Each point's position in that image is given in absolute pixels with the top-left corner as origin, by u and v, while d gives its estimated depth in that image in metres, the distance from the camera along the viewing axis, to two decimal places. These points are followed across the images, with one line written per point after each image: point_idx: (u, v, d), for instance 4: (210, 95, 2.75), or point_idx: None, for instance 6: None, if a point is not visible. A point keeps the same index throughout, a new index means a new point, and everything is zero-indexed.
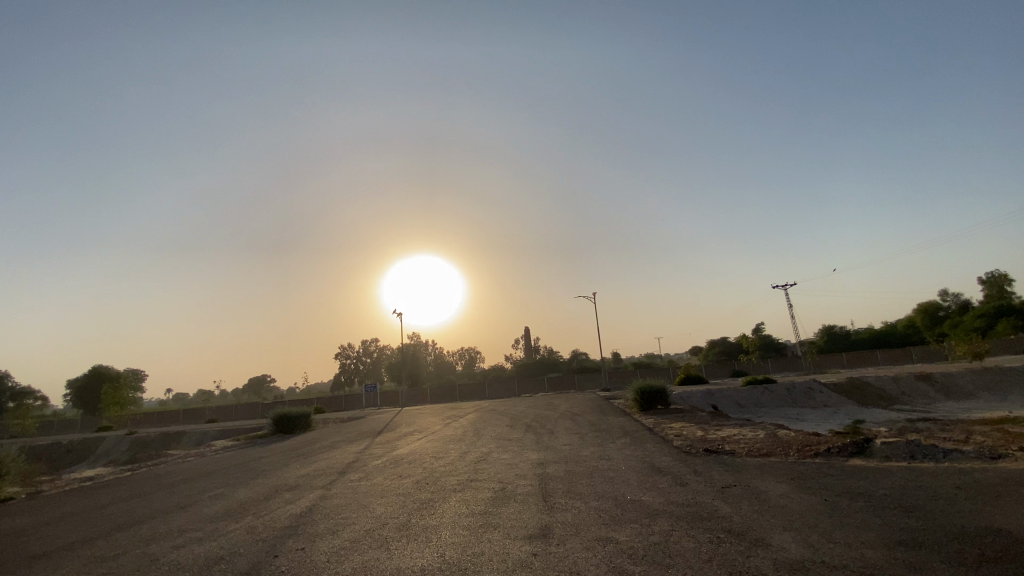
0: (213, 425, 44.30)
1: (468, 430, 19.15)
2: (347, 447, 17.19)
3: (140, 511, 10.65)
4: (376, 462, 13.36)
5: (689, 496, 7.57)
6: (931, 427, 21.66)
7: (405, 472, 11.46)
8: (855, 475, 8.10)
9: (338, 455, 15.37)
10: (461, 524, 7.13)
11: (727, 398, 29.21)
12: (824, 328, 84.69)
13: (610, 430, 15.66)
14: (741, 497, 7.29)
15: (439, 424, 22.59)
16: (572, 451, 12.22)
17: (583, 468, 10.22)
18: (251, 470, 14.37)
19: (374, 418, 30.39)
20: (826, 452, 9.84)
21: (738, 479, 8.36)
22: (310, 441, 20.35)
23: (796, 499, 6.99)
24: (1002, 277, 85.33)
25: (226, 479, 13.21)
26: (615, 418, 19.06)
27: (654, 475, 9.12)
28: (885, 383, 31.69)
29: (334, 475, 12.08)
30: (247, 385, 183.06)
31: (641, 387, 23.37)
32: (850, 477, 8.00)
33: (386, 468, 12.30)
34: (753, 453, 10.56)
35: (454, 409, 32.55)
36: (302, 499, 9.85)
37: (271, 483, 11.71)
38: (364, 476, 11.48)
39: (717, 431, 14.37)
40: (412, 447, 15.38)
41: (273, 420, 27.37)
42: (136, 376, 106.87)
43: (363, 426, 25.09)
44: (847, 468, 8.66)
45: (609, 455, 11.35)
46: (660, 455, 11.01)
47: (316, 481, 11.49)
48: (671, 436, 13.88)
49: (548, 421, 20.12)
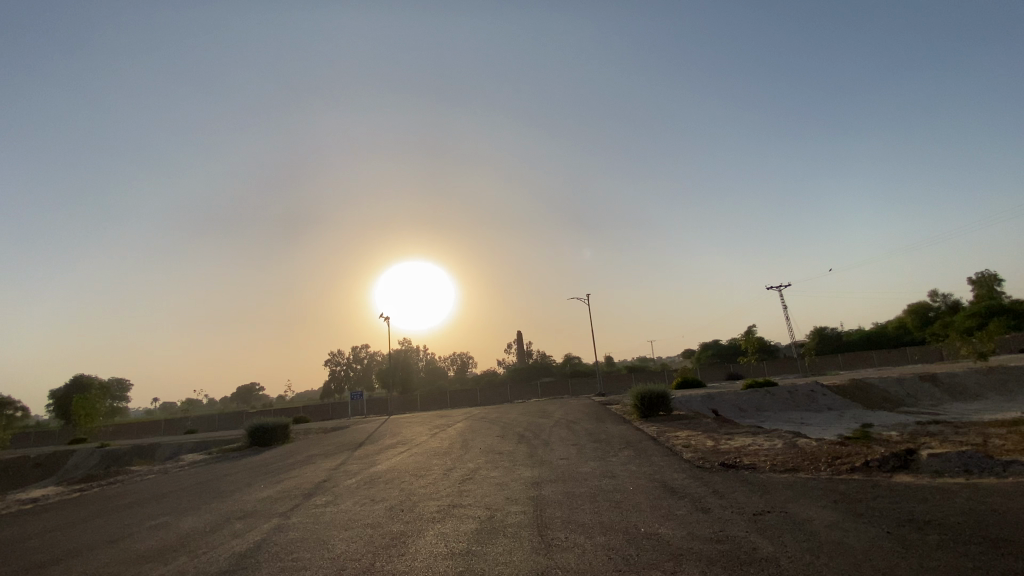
0: (191, 436, 42.29)
1: (455, 441, 17.76)
2: (322, 463, 15.62)
3: (64, 546, 9.10)
4: (349, 482, 11.87)
5: (717, 528, 6.17)
6: (945, 430, 20.58)
7: (379, 495, 9.98)
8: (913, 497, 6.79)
9: (310, 473, 13.86)
10: (436, 570, 5.69)
11: (727, 402, 28.01)
12: (815, 329, 84.23)
13: (610, 441, 14.30)
14: (781, 530, 5.91)
15: (425, 435, 21.17)
16: (569, 467, 10.80)
17: (583, 489, 8.80)
18: (210, 491, 12.82)
19: (357, 428, 28.78)
20: (865, 467, 8.49)
21: (770, 503, 6.99)
22: (284, 455, 18.78)
23: (851, 531, 5.64)
24: (992, 277, 85.67)
25: (178, 503, 11.67)
26: (613, 427, 17.69)
27: (669, 498, 7.73)
28: (889, 384, 30.68)
29: (299, 498, 10.59)
30: (236, 395, 180.25)
31: (640, 392, 22.06)
32: (905, 498, 6.74)
33: (358, 489, 10.81)
34: (779, 467, 9.22)
35: (443, 417, 31.09)
36: (252, 532, 8.36)
37: (223, 510, 10.15)
38: (332, 501, 9.99)
39: (728, 440, 13.00)
40: (393, 463, 13.92)
41: (248, 432, 25.65)
42: (121, 386, 104.21)
43: (345, 437, 23.52)
44: (896, 487, 7.33)
45: (613, 472, 9.95)
46: (671, 471, 9.62)
47: (276, 506, 9.99)
48: (679, 447, 12.50)
49: (543, 430, 18.67)
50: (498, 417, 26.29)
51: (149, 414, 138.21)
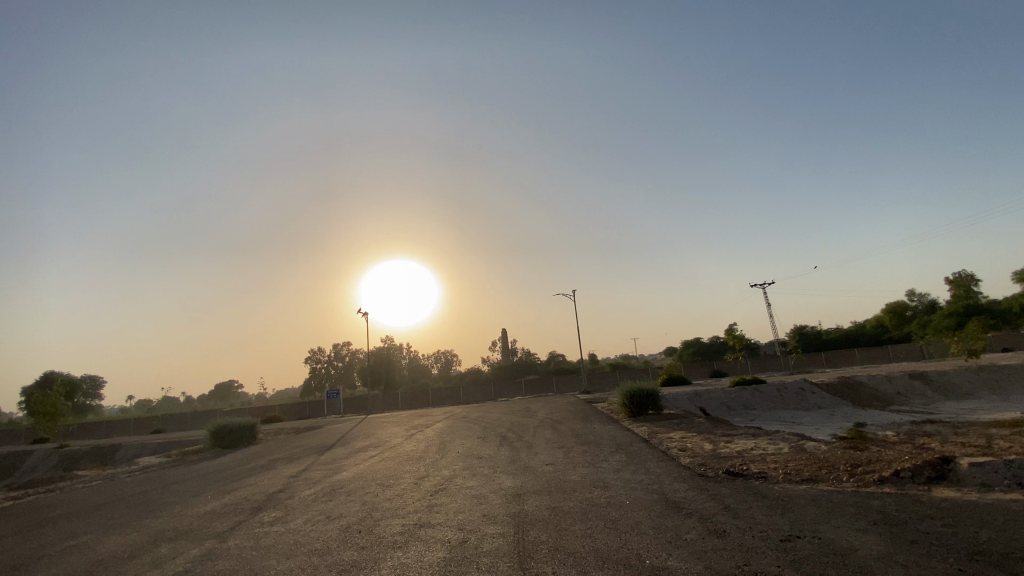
0: (156, 435, 39.94)
1: (432, 443, 16.49)
2: (283, 469, 14.14)
3: None
4: (307, 492, 10.47)
5: (741, 561, 4.99)
6: (942, 430, 20.01)
7: (335, 511, 8.59)
8: (976, 528, 5.71)
9: (267, 481, 12.43)
10: None
11: (716, 400, 27.17)
12: (795, 328, 84.28)
13: (599, 443, 13.15)
14: (823, 563, 4.79)
15: (400, 436, 19.78)
16: (556, 474, 9.58)
17: (572, 502, 7.59)
18: (149, 504, 11.27)
19: (331, 428, 27.16)
20: (896, 477, 7.61)
21: (798, 526, 5.90)
22: (244, 460, 17.17)
23: (911, 566, 4.55)
24: (968, 277, 87.38)
25: (107, 518, 10.12)
26: (603, 427, 16.44)
27: (674, 517, 6.53)
28: (879, 383, 30.19)
29: (245, 514, 9.14)
30: (214, 393, 175.86)
31: (629, 390, 20.96)
32: (963, 530, 5.70)
33: (315, 503, 9.42)
34: (793, 476, 8.17)
35: (421, 417, 29.74)
36: (175, 559, 6.91)
37: (153, 529, 8.69)
38: (282, 517, 8.61)
39: (728, 443, 12.00)
40: (361, 470, 12.55)
41: (211, 433, 23.91)
42: (93, 382, 100.16)
43: (315, 439, 22.04)
44: (946, 513, 6.29)
45: (606, 481, 8.73)
46: (671, 481, 8.42)
47: (213, 525, 8.51)
48: (676, 450, 11.39)
49: (527, 431, 17.43)
50: (480, 416, 25.01)
51: (120, 412, 133.16)
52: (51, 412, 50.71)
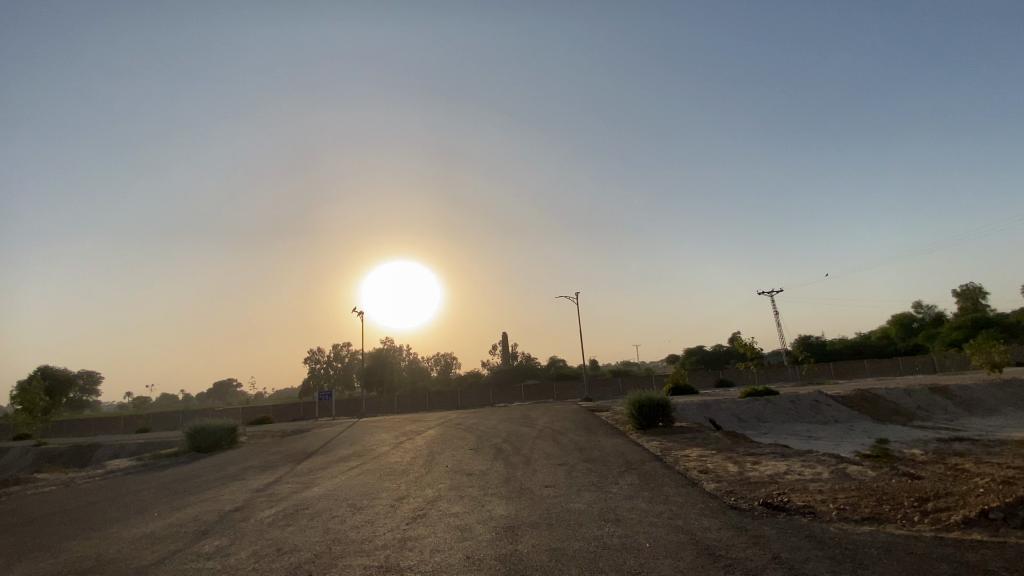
0: (142, 435, 38.08)
1: (421, 454, 15.03)
2: (250, 480, 12.63)
3: None
4: (266, 513, 8.97)
5: None
6: (975, 450, 18.36)
7: (289, 543, 7.07)
8: None
9: (229, 495, 10.95)
10: None
11: (726, 413, 25.59)
12: (800, 337, 82.47)
13: (606, 461, 11.64)
14: None
15: (387, 445, 18.22)
16: (556, 501, 8.06)
17: (578, 543, 6.05)
18: (87, 520, 9.75)
19: (317, 433, 25.59)
20: (983, 520, 6.07)
21: None
22: (214, 468, 15.60)
23: None
24: (975, 289, 85.59)
25: (28, 539, 8.60)
26: (609, 441, 14.93)
27: (711, 571, 5.03)
28: (899, 396, 28.49)
29: (184, 541, 7.63)
30: (213, 391, 174.61)
31: (636, 400, 19.43)
32: None
33: (271, 528, 7.93)
34: (849, 512, 6.65)
35: (416, 422, 28.34)
36: None
37: (69, 559, 7.19)
38: (225, 548, 7.09)
39: (755, 464, 10.41)
40: (336, 485, 11.06)
41: (189, 436, 22.28)
42: (90, 377, 98.59)
43: (297, 444, 20.56)
44: None
45: (618, 514, 7.20)
46: (698, 516, 6.91)
47: (140, 556, 7.01)
48: (696, 473, 9.79)
49: (524, 443, 15.92)
50: (475, 423, 23.50)
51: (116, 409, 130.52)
52: (32, 407, 48.59)
